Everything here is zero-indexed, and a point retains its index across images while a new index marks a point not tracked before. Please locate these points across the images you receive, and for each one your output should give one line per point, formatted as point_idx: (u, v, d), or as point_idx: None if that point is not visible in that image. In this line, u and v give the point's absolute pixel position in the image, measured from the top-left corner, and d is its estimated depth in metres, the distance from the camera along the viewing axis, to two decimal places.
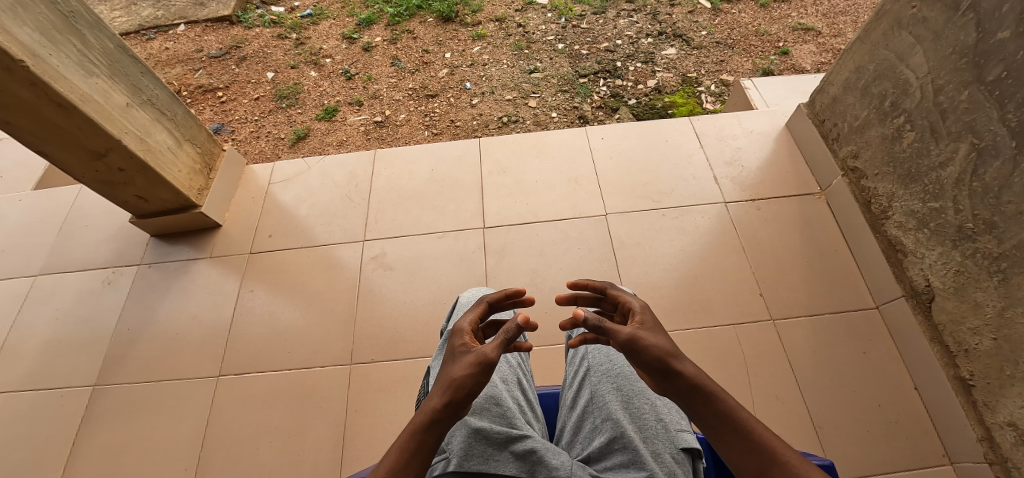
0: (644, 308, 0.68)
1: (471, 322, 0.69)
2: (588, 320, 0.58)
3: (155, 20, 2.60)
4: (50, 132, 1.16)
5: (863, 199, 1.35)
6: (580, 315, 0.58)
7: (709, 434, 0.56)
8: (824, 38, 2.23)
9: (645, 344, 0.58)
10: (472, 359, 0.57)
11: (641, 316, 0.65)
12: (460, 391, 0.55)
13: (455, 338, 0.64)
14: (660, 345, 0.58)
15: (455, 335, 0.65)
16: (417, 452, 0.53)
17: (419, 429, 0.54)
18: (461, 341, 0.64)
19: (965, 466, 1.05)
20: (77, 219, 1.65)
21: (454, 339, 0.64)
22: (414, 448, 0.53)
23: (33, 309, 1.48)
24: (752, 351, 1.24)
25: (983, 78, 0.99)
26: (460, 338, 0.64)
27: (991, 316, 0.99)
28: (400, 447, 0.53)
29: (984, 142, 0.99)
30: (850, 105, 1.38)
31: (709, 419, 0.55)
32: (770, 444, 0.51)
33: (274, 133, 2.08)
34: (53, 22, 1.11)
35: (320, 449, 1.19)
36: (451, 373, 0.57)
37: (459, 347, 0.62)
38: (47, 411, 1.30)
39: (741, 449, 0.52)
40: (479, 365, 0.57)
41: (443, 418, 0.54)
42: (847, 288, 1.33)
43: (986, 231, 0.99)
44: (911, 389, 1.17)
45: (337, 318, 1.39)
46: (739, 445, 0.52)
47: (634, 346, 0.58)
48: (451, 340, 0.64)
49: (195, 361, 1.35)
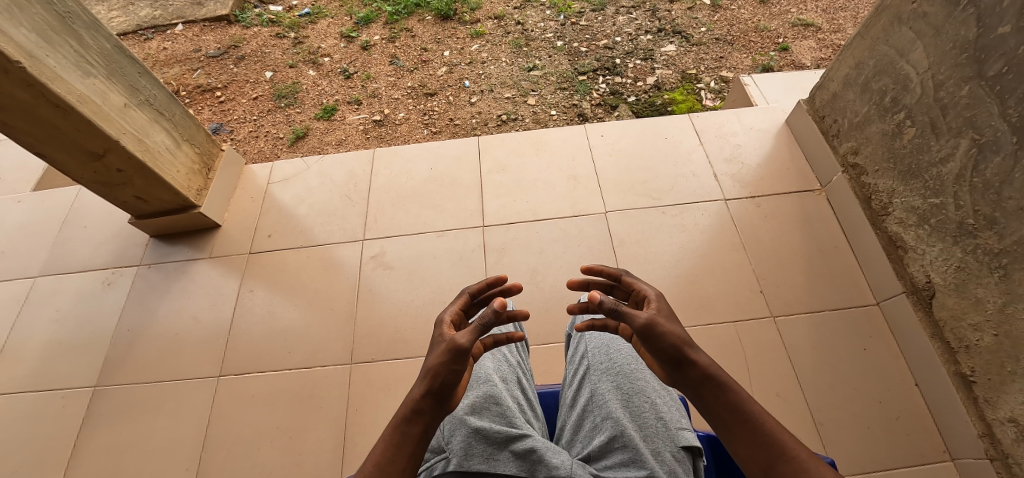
0: (659, 295, 0.68)
1: (454, 312, 0.70)
2: (603, 303, 0.62)
3: (153, 20, 2.60)
4: (48, 133, 1.16)
5: (863, 196, 1.35)
6: (595, 298, 0.62)
7: (717, 427, 0.56)
8: (824, 34, 2.22)
9: (661, 331, 0.59)
10: (447, 347, 0.59)
11: (657, 303, 0.66)
12: (437, 380, 0.57)
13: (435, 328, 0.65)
14: (675, 332, 0.60)
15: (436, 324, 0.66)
16: (402, 444, 0.53)
17: (401, 421, 0.55)
18: (441, 330, 0.65)
19: (966, 462, 1.05)
20: (76, 220, 1.65)
21: (435, 329, 0.65)
22: (398, 441, 0.53)
23: (33, 310, 1.48)
24: (753, 349, 1.24)
25: (984, 73, 0.98)
26: (440, 327, 0.65)
27: (991, 312, 0.99)
28: (385, 441, 0.54)
29: (984, 138, 0.98)
30: (851, 101, 1.38)
31: (719, 410, 0.55)
32: (781, 441, 0.51)
33: (273, 132, 2.08)
34: (50, 23, 1.11)
35: (321, 449, 1.20)
36: (429, 363, 0.59)
37: (438, 336, 0.63)
38: (49, 412, 1.30)
39: (749, 443, 0.52)
40: (453, 352, 0.58)
41: (425, 409, 0.56)
42: (847, 285, 1.32)
43: (986, 227, 0.99)
44: (911, 386, 1.17)
45: (337, 317, 1.39)
46: (749, 438, 0.52)
47: (651, 331, 0.60)
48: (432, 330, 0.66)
49: (196, 361, 1.35)
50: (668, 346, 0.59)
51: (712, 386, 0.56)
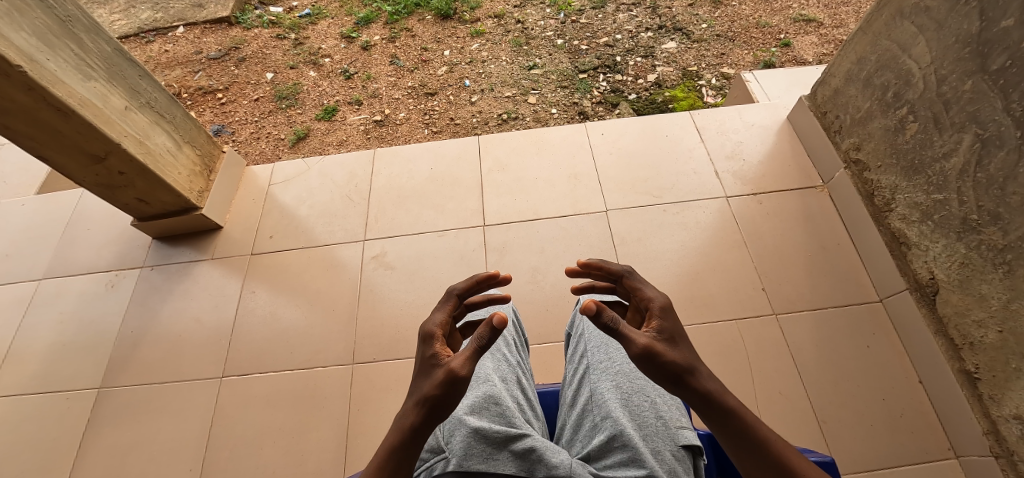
0: (664, 307, 0.63)
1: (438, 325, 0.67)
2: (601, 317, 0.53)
3: (154, 22, 2.61)
4: (49, 136, 1.17)
5: (865, 192, 1.34)
6: (591, 309, 0.52)
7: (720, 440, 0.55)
8: (826, 29, 2.20)
9: (660, 357, 0.55)
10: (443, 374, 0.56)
11: (656, 321, 0.61)
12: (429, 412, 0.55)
13: (427, 346, 0.63)
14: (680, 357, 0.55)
15: (426, 341, 0.63)
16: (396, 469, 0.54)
17: (396, 447, 0.55)
18: (435, 348, 0.62)
19: (971, 459, 1.05)
20: (79, 223, 1.66)
21: (427, 348, 0.63)
22: (393, 467, 0.54)
23: (37, 312, 1.49)
24: (754, 346, 1.23)
25: (987, 67, 0.98)
26: (433, 344, 0.63)
27: (996, 308, 0.98)
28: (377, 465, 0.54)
29: (987, 132, 0.98)
30: (852, 97, 1.37)
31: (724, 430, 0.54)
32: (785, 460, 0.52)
33: (274, 134, 2.08)
34: (49, 26, 1.11)
35: (323, 449, 1.20)
36: (423, 390, 0.57)
37: (433, 356, 0.61)
38: (53, 413, 1.31)
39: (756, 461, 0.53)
40: (451, 379, 0.55)
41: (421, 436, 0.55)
42: (850, 283, 1.31)
43: (991, 223, 0.98)
44: (916, 383, 1.16)
45: (338, 318, 1.39)
46: (755, 460, 0.53)
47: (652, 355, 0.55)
48: (423, 349, 0.63)
49: (199, 362, 1.36)
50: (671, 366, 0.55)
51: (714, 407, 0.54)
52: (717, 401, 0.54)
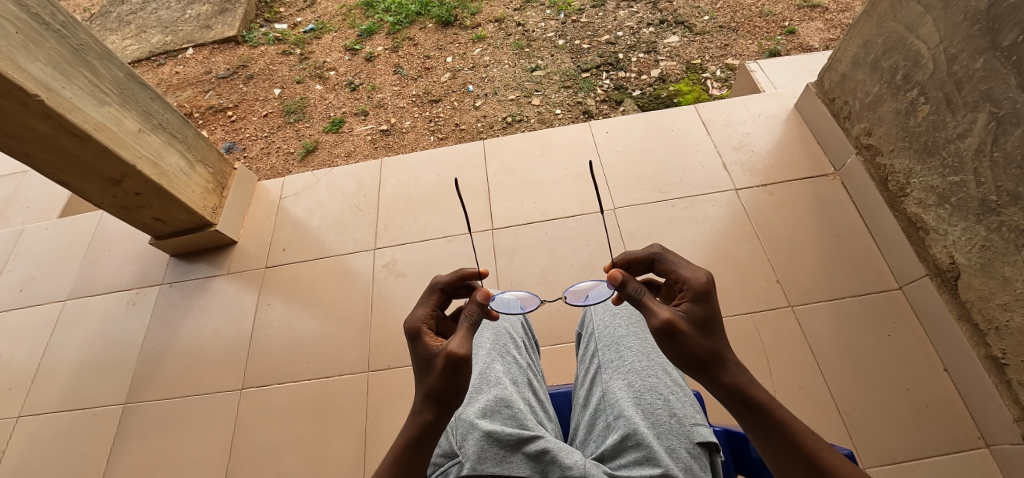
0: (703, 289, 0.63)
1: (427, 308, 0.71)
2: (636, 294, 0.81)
3: (164, 46, 2.67)
4: (67, 161, 1.20)
5: (879, 177, 1.32)
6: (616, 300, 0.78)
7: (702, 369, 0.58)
8: (832, 14, 2.17)
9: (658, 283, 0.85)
10: (430, 392, 0.58)
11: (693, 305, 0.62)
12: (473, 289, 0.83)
13: (416, 343, 0.65)
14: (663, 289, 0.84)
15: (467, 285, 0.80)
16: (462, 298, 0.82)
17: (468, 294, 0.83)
18: (426, 342, 0.64)
19: (1002, 448, 1.01)
20: (101, 243, 1.71)
21: (415, 348, 0.64)
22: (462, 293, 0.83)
23: (64, 332, 1.53)
24: (772, 340, 1.21)
25: (999, 44, 0.95)
26: (423, 340, 0.64)
27: (1021, 291, 0.95)
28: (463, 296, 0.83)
29: (1003, 110, 0.95)
30: (861, 81, 1.34)
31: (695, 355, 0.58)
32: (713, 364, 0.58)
33: (284, 148, 2.12)
34: (65, 55, 1.15)
35: (342, 457, 1.21)
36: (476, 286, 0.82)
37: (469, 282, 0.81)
38: (83, 430, 1.35)
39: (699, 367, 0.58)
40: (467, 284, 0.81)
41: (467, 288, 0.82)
42: (868, 271, 1.28)
43: (1011, 203, 0.95)
44: (941, 371, 1.13)
45: (353, 326, 1.41)
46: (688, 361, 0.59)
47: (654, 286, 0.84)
48: (411, 349, 0.64)
49: (218, 375, 1.38)
50: (701, 351, 0.58)
51: (789, 455, 0.53)
52: (770, 413, 0.55)
